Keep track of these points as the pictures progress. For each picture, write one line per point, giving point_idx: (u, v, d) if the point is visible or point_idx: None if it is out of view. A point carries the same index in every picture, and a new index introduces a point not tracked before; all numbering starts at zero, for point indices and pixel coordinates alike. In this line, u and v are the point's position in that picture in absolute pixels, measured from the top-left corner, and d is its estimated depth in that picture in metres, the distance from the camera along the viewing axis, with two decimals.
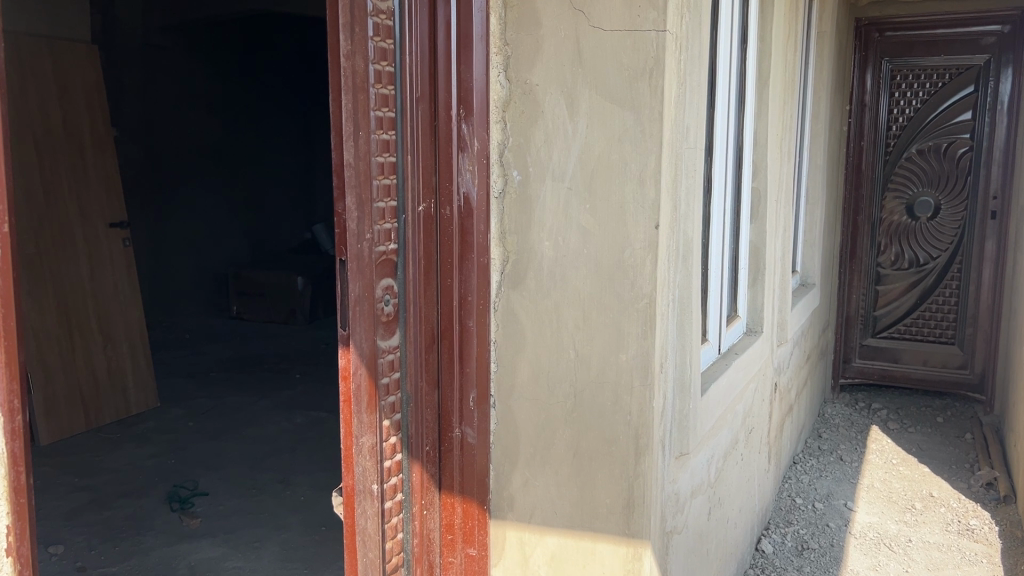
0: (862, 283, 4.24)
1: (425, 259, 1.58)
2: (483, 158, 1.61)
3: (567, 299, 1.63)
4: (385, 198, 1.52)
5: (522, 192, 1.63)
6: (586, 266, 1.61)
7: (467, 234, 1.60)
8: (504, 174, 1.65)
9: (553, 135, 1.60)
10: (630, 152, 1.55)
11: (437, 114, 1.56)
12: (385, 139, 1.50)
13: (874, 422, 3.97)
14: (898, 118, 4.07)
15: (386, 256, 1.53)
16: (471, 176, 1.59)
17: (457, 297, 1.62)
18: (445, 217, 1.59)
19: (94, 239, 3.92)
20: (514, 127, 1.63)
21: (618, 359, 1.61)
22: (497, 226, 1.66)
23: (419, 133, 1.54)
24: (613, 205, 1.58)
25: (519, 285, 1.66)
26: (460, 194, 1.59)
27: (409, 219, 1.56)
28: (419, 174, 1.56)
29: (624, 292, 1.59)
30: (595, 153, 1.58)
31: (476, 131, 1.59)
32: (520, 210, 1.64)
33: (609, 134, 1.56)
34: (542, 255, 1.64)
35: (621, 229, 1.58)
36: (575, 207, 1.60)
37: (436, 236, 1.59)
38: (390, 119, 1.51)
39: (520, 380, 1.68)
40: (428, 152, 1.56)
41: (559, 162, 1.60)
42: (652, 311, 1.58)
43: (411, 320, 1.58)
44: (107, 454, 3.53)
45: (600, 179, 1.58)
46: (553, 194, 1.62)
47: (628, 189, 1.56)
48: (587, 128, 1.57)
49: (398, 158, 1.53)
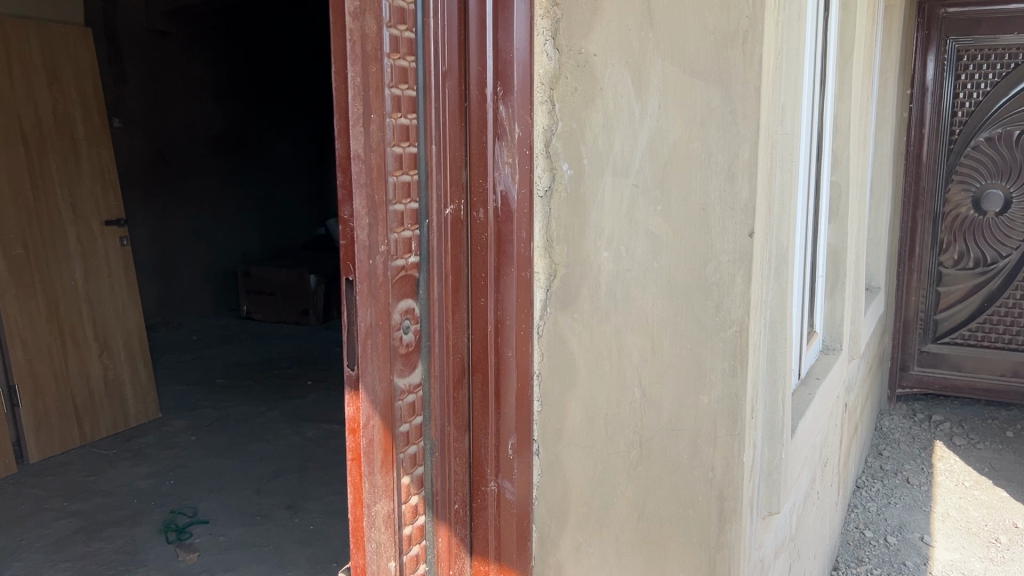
0: (922, 283, 3.89)
1: (454, 273, 1.30)
2: (525, 150, 1.32)
3: (630, 324, 1.31)
4: (402, 200, 1.22)
5: (573, 189, 1.33)
6: (653, 285, 1.28)
7: (505, 243, 1.32)
8: (551, 169, 1.35)
9: (613, 117, 1.28)
10: (714, 139, 1.21)
11: (469, 94, 1.27)
12: (405, 123, 1.21)
13: (938, 437, 3.62)
14: (964, 103, 3.71)
15: (401, 274, 1.23)
16: (514, 172, 1.31)
17: (492, 321, 1.34)
18: (477, 221, 1.31)
19: (88, 239, 3.61)
20: (565, 108, 1.32)
21: (698, 402, 1.27)
22: (542, 233, 1.37)
23: (447, 117, 1.25)
24: (690, 207, 1.24)
25: (570, 305, 1.36)
26: (497, 194, 1.31)
27: (433, 226, 1.27)
28: (446, 169, 1.27)
29: (706, 316, 1.25)
30: (669, 140, 1.24)
31: (518, 113, 1.30)
32: (571, 213, 1.34)
33: (689, 117, 1.22)
34: (599, 269, 1.33)
35: (699, 238, 1.24)
36: (642, 209, 1.28)
37: (467, 246, 1.31)
38: (411, 98, 1.22)
39: (570, 423, 1.38)
40: (458, 141, 1.27)
41: (620, 154, 1.28)
42: (741, 342, 1.23)
43: (436, 352, 1.29)
44: (101, 473, 3.24)
45: (675, 173, 1.24)
46: (613, 193, 1.30)
47: (712, 186, 1.22)
48: (660, 107, 1.24)
49: (422, 148, 1.24)
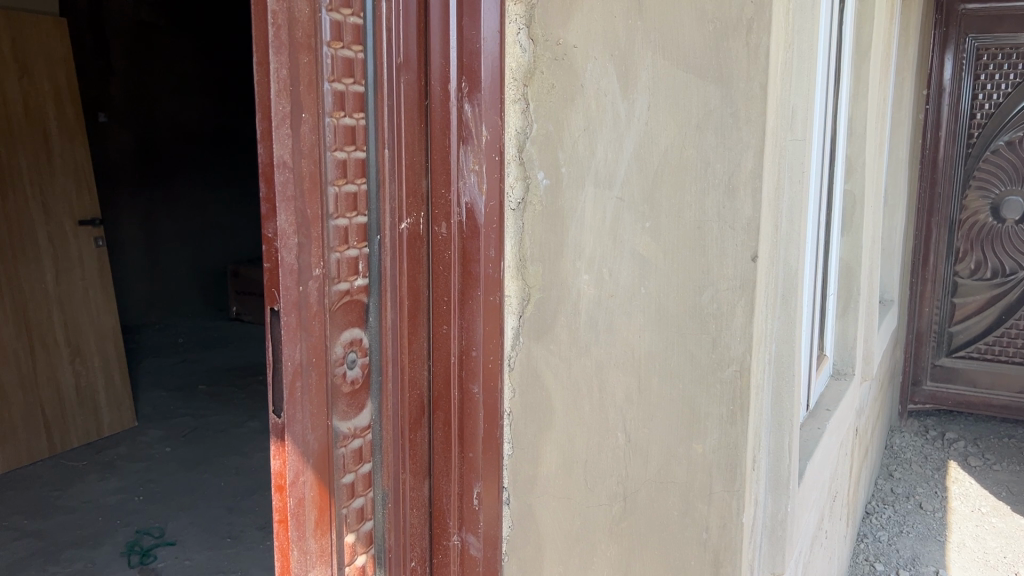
0: (936, 294, 3.71)
1: (411, 296, 1.14)
2: (494, 156, 1.15)
3: (613, 360, 1.13)
4: (346, 212, 1.04)
5: (550, 202, 1.15)
6: (640, 314, 1.10)
7: (471, 263, 1.15)
8: (525, 178, 1.18)
9: (595, 119, 1.10)
10: (712, 145, 1.03)
11: (429, 89, 1.10)
12: (352, 123, 1.03)
13: (952, 457, 3.43)
14: (983, 104, 3.51)
15: (344, 300, 1.05)
16: (482, 181, 1.14)
17: (456, 352, 1.17)
18: (437, 237, 1.15)
19: (60, 239, 3.44)
20: (541, 109, 1.15)
21: (690, 451, 1.09)
22: (514, 253, 1.19)
23: (403, 117, 1.08)
24: (685, 225, 1.06)
25: (546, 335, 1.18)
26: (461, 206, 1.14)
27: (386, 244, 1.10)
28: (400, 178, 1.10)
29: (701, 353, 1.07)
30: (662, 147, 1.06)
31: (487, 113, 1.13)
32: (547, 229, 1.16)
33: (684, 118, 1.04)
34: (579, 293, 1.15)
35: (693, 262, 1.06)
36: (628, 225, 1.10)
37: (428, 265, 1.15)
38: (360, 94, 1.04)
39: (545, 471, 1.20)
40: (416, 145, 1.11)
41: (603, 162, 1.10)
42: (742, 382, 1.05)
43: (389, 389, 1.12)
44: (68, 488, 3.07)
45: (665, 186, 1.06)
46: (594, 207, 1.12)
47: (710, 201, 1.04)
48: (651, 106, 1.06)
49: (372, 152, 1.06)
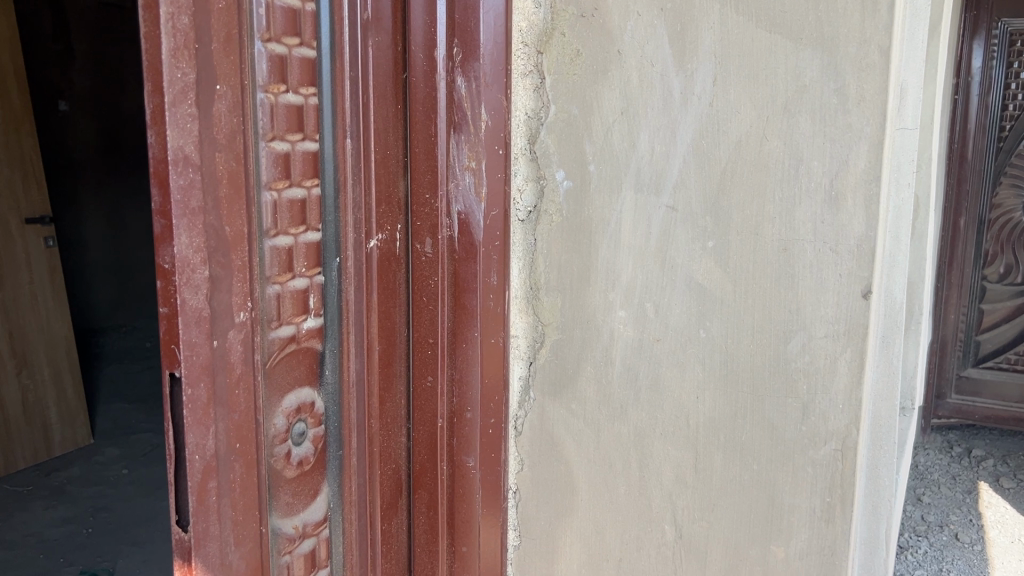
0: (962, 299, 3.44)
1: (384, 338, 0.84)
2: (497, 149, 0.84)
3: (660, 426, 0.83)
4: (290, 227, 0.74)
5: (572, 211, 0.85)
6: (699, 369, 0.80)
7: (466, 294, 0.85)
8: (538, 178, 0.87)
9: (637, 98, 0.80)
10: (806, 133, 0.73)
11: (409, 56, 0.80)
12: (298, 101, 0.73)
13: (983, 478, 3.15)
14: (1017, 94, 3.20)
15: (287, 350, 0.75)
16: (480, 182, 0.84)
17: (445, 412, 0.88)
18: (419, 258, 0.85)
19: (4, 240, 3.11)
20: (562, 84, 0.84)
21: (768, 555, 0.80)
22: (524, 281, 0.88)
23: (371, 92, 0.79)
24: (763, 242, 0.76)
25: (566, 390, 0.88)
26: (453, 216, 0.85)
27: (349, 268, 0.79)
28: (367, 178, 0.80)
29: (785, 424, 0.77)
30: (732, 137, 0.76)
31: (487, 90, 0.83)
32: (568, 248, 0.86)
33: (770, 97, 0.74)
34: (611, 335, 0.85)
35: (776, 298, 0.76)
36: (683, 245, 0.80)
37: (408, 295, 0.85)
38: (311, 61, 0.74)
39: (564, 565, 0.92)
40: (391, 131, 0.81)
41: (650, 156, 0.80)
42: (844, 468, 0.76)
43: (353, 466, 0.82)
44: (9, 519, 2.75)
45: (738, 191, 0.76)
46: (634, 220, 0.82)
47: (802, 211, 0.74)
48: (724, 77, 0.76)
49: (328, 140, 0.77)
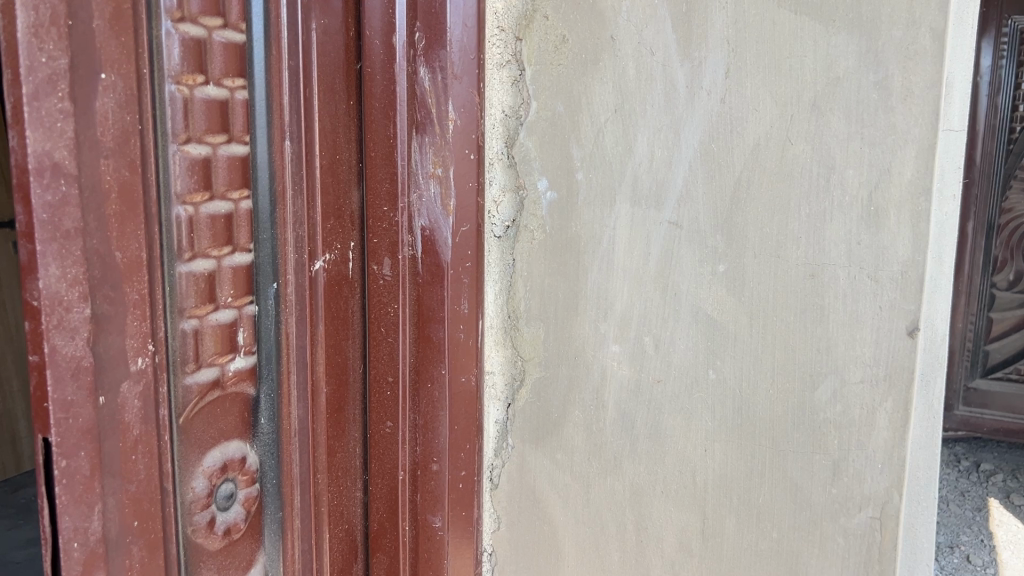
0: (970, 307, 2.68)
1: (334, 377, 0.71)
2: (468, 153, 0.71)
3: (661, 484, 0.70)
4: (211, 247, 0.61)
5: (556, 228, 0.72)
6: (708, 417, 0.67)
7: (430, 325, 0.72)
8: (517, 189, 0.74)
9: (632, 93, 0.67)
10: (837, 135, 0.60)
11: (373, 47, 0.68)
12: (222, 95, 0.61)
13: (993, 494, 2.98)
14: None
15: (208, 398, 0.62)
16: (447, 191, 0.71)
17: (408, 464, 0.74)
18: (375, 282, 0.72)
19: None
20: (544, 76, 0.71)
21: None
22: (501, 309, 0.76)
23: (316, 85, 0.66)
24: (784, 267, 0.63)
25: (550, 437, 0.75)
26: (416, 232, 0.71)
27: (291, 296, 0.67)
28: (312, 187, 0.67)
29: (812, 485, 0.64)
30: (747, 141, 0.63)
31: (456, 83, 0.70)
32: (553, 271, 0.73)
33: (794, 91, 0.61)
34: (603, 374, 0.72)
35: (801, 334, 0.63)
36: (688, 269, 0.67)
37: (364, 323, 0.73)
38: (238, 47, 0.62)
39: None
40: (340, 131, 0.69)
41: (648, 164, 0.67)
42: (883, 539, 0.62)
43: (297, 530, 0.69)
44: None
45: (756, 205, 0.63)
46: (630, 239, 0.69)
47: (833, 230, 0.61)
48: (738, 67, 0.63)
49: (264, 143, 0.64)
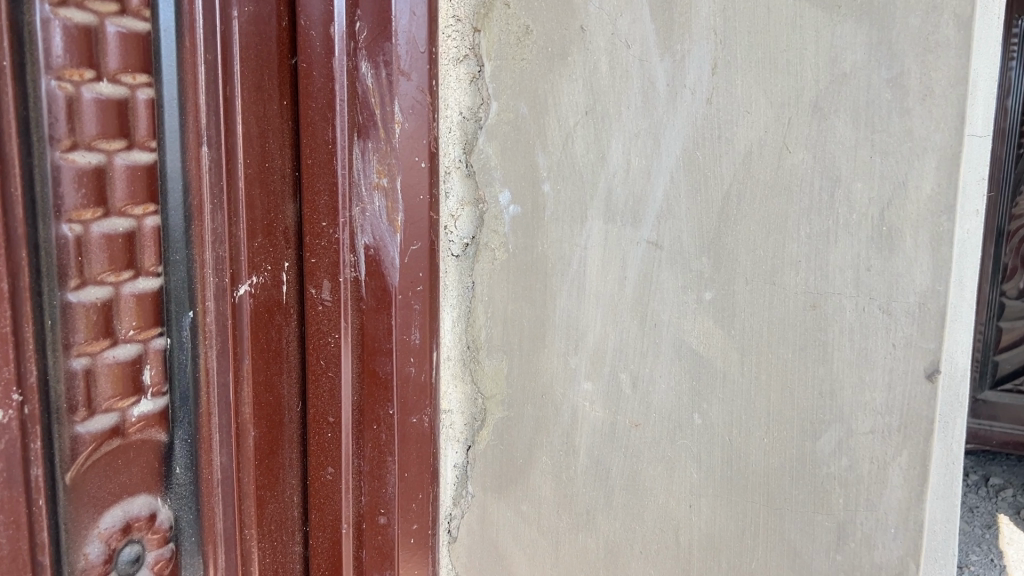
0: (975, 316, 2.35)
1: (266, 416, 0.62)
2: (418, 160, 0.62)
3: (640, 542, 0.61)
4: (107, 271, 0.53)
5: (522, 248, 0.63)
6: (693, 468, 0.58)
7: (376, 357, 0.62)
8: (476, 201, 0.65)
9: (606, 92, 0.58)
10: (843, 141, 0.51)
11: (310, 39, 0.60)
12: (120, 93, 0.52)
13: (1003, 509, 2.81)
14: None
15: (105, 448, 0.53)
16: (394, 204, 0.61)
17: (352, 516, 0.65)
18: (314, 308, 0.63)
19: None
20: (506, 73, 0.63)
21: None
22: (459, 338, 0.66)
23: (239, 82, 0.57)
24: (778, 295, 0.54)
25: (516, 486, 0.66)
26: (359, 252, 0.62)
27: (210, 326, 0.58)
28: (233, 199, 0.58)
29: (812, 550, 0.55)
30: (738, 148, 0.54)
31: (403, 80, 0.60)
32: (517, 296, 0.64)
33: (792, 89, 0.52)
34: (573, 415, 0.62)
35: (801, 375, 0.54)
36: (669, 296, 0.57)
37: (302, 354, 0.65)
38: (141, 37, 0.53)
39: None
40: (270, 136, 0.60)
41: (623, 174, 0.58)
42: None
43: None
44: None
45: (748, 224, 0.54)
46: (604, 261, 0.60)
47: (837, 254, 0.52)
48: (728, 61, 0.54)
49: (177, 150, 0.56)
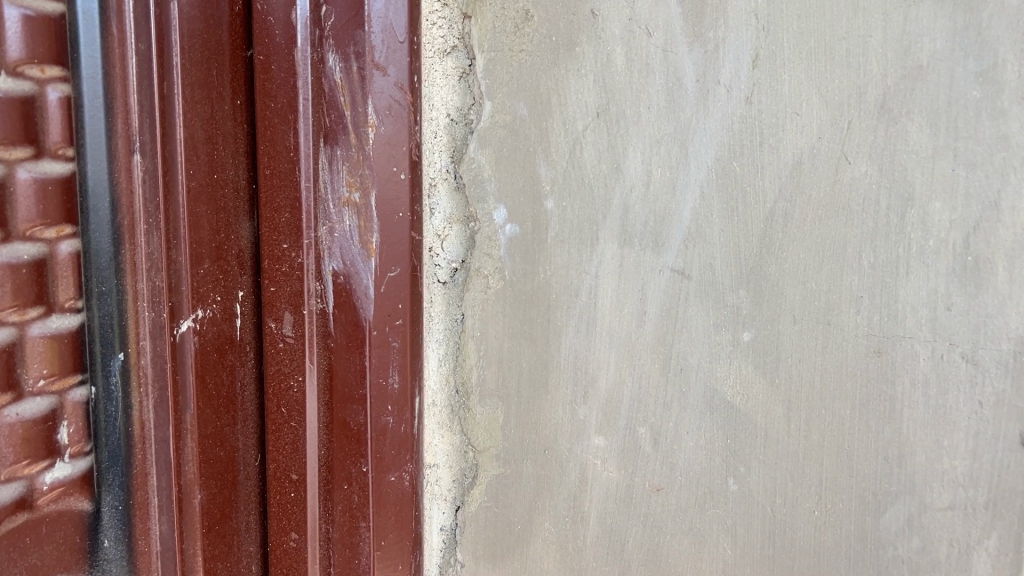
0: None
1: (217, 475, 0.52)
2: (396, 171, 0.51)
3: None
4: (10, 308, 0.43)
5: (523, 274, 0.52)
6: (726, 542, 0.48)
7: (346, 406, 0.53)
8: (468, 219, 0.53)
9: (622, 90, 0.48)
10: (917, 149, 0.41)
11: (267, 24, 0.50)
12: (25, 90, 0.43)
13: None
14: None
15: (8, 524, 0.44)
16: (368, 223, 0.51)
17: None
18: (275, 347, 0.53)
19: None
20: (501, 67, 0.51)
21: None
22: (446, 381, 0.55)
23: (180, 77, 0.47)
24: (833, 338, 0.44)
25: (512, 557, 0.56)
26: (325, 280, 0.52)
27: (146, 370, 0.48)
28: (173, 219, 0.48)
29: None
30: (785, 158, 0.44)
31: (378, 75, 0.49)
32: (515, 333, 0.53)
33: (853, 85, 0.42)
34: (582, 475, 0.52)
35: (861, 436, 0.44)
36: (698, 336, 0.47)
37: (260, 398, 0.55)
38: (51, 22, 0.44)
39: None
40: (220, 142, 0.50)
41: (642, 188, 0.48)
42: None
43: None
44: None
45: (797, 250, 0.44)
46: (618, 293, 0.49)
47: (908, 290, 0.42)
48: (773, 49, 0.44)
49: (104, 159, 0.47)
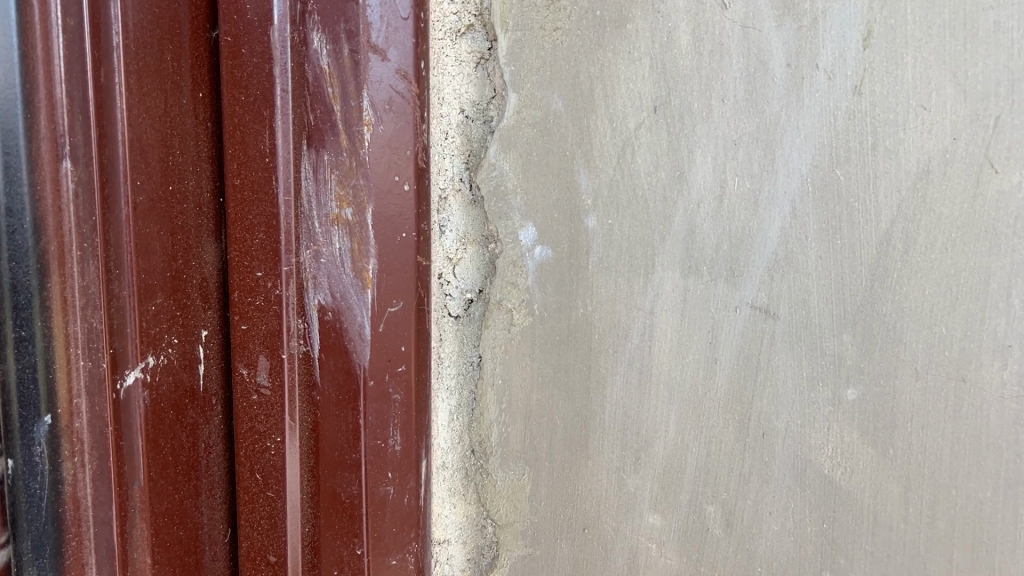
0: None
1: (175, 560, 0.42)
2: (399, 180, 0.40)
3: None
4: None
5: (555, 308, 0.42)
6: None
7: (336, 474, 0.42)
8: (484, 238, 0.43)
9: (686, 78, 0.37)
10: None
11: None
12: None
13: None
14: None
15: None
16: (363, 245, 0.40)
17: None
18: (246, 399, 0.42)
19: None
20: (532, 50, 0.40)
21: None
22: (459, 437, 0.45)
23: (122, 60, 0.37)
24: (969, 400, 0.34)
25: None
26: (310, 318, 0.41)
27: (81, 435, 0.37)
28: (112, 243, 0.37)
29: None
30: (906, 166, 0.34)
31: (375, 59, 0.39)
32: (545, 382, 0.43)
33: (1004, 70, 0.32)
34: (632, 559, 0.42)
35: (1005, 526, 0.34)
36: (786, 392, 0.37)
37: (229, 459, 0.45)
38: None
39: None
40: (177, 144, 0.40)
41: (713, 202, 0.38)
42: None
43: None
44: None
45: (921, 285, 0.34)
46: (681, 336, 0.39)
47: None
48: (891, 23, 0.33)
49: (23, 168, 0.35)
